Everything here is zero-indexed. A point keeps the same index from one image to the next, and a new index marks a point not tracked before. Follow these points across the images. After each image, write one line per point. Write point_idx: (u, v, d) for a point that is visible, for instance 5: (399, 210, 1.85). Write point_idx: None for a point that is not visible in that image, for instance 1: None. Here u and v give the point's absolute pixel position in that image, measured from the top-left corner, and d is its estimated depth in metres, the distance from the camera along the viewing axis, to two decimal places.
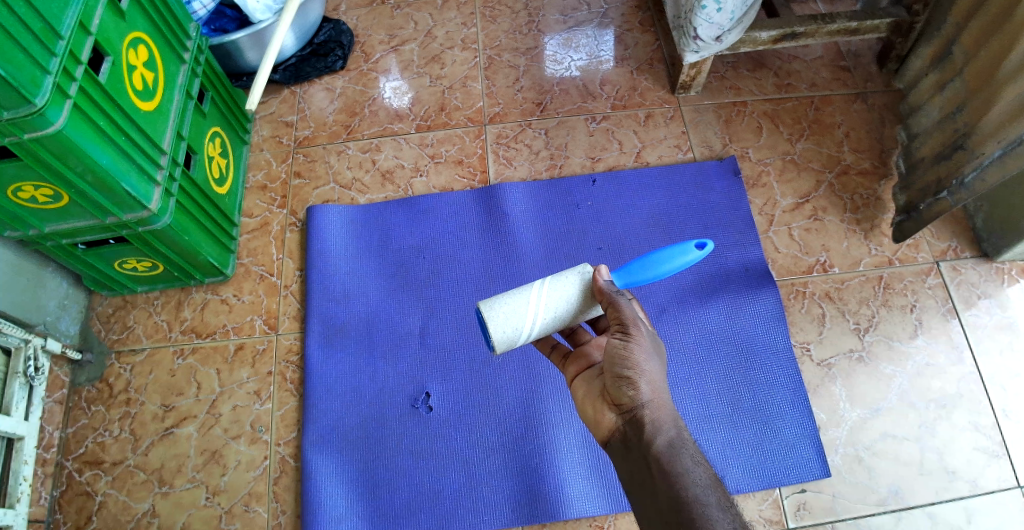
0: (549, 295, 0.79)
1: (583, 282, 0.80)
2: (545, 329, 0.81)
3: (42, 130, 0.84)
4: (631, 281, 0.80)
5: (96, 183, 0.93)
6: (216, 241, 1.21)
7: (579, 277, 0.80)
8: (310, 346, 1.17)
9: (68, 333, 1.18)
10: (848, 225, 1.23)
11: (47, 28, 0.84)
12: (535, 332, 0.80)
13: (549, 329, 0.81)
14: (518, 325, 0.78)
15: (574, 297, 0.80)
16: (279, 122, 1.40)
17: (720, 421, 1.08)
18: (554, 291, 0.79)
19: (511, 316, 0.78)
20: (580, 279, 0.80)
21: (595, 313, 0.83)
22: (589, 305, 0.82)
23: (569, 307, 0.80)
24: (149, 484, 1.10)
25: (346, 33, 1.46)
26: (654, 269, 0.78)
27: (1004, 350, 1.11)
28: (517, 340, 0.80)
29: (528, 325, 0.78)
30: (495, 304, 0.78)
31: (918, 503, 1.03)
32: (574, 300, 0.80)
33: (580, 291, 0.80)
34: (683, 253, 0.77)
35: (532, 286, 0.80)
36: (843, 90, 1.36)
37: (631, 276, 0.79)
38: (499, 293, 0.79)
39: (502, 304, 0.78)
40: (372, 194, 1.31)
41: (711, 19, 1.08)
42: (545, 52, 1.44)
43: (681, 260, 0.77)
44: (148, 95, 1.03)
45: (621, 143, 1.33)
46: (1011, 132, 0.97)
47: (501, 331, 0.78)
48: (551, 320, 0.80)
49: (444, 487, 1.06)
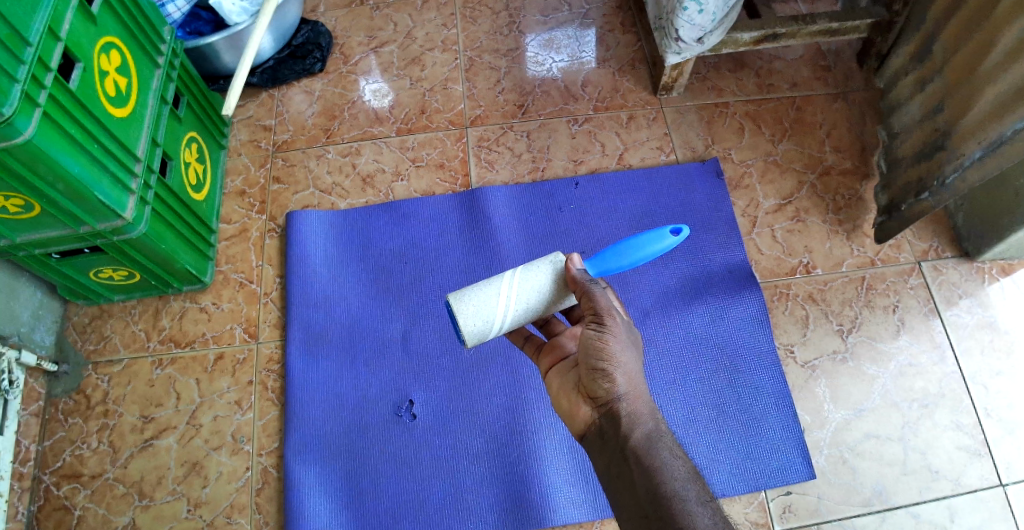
0: (522, 286, 0.78)
1: (555, 271, 0.80)
2: (517, 320, 0.80)
3: (10, 140, 0.81)
4: (605, 269, 0.79)
5: (68, 192, 0.91)
6: (193, 248, 1.18)
7: (551, 267, 0.80)
8: (292, 355, 1.15)
9: (43, 344, 1.16)
10: (830, 225, 1.23)
11: (13, 35, 0.81)
12: (508, 323, 0.80)
13: (522, 321, 0.81)
14: (489, 318, 0.77)
15: (546, 288, 0.79)
16: (257, 126, 1.38)
17: (704, 425, 1.07)
18: (527, 283, 0.79)
19: (481, 309, 0.77)
20: (552, 269, 0.79)
21: (570, 303, 0.83)
22: (561, 294, 0.81)
23: (542, 298, 0.79)
24: (128, 497, 1.08)
25: (324, 35, 1.45)
26: (629, 257, 0.78)
27: (985, 349, 1.12)
28: (489, 332, 0.79)
29: (499, 317, 0.78)
30: (464, 297, 0.78)
31: (902, 503, 1.03)
32: (544, 290, 0.79)
33: (553, 281, 0.79)
34: (660, 239, 0.76)
35: (503, 278, 0.79)
36: (824, 89, 1.36)
37: (611, 264, 0.78)
38: (469, 286, 0.79)
39: (472, 297, 0.77)
40: (352, 198, 1.29)
41: (693, 21, 1.08)
42: (527, 54, 1.43)
43: (657, 246, 0.77)
44: (122, 100, 1.00)
45: (604, 145, 1.32)
46: (992, 131, 0.97)
47: (472, 325, 0.77)
48: (523, 311, 0.79)
49: (429, 496, 1.05)
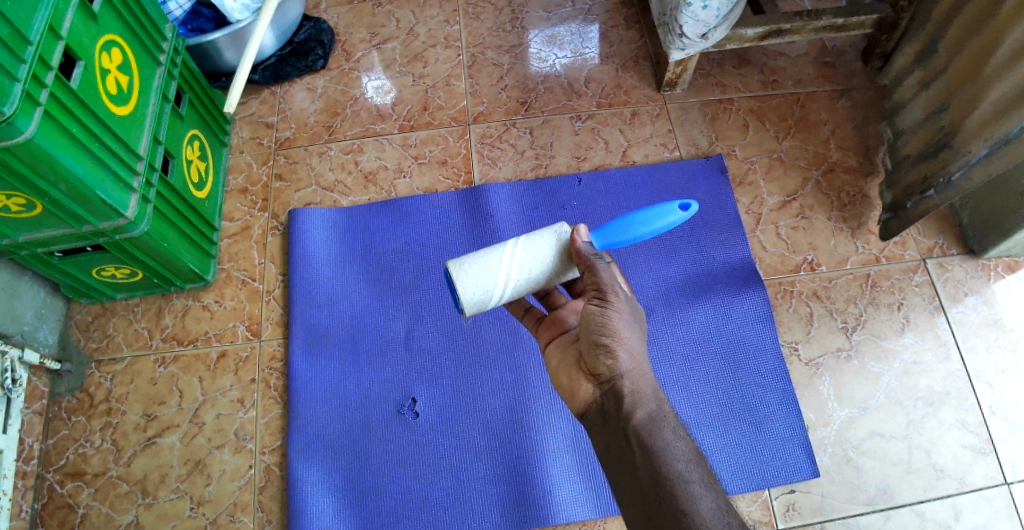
0: (523, 258, 0.78)
1: (559, 243, 0.79)
2: (518, 291, 0.80)
3: (11, 139, 0.81)
4: (611, 243, 0.79)
5: (69, 191, 0.90)
6: (196, 246, 1.18)
7: (555, 237, 0.79)
8: (294, 353, 1.15)
9: (46, 342, 1.16)
10: (835, 222, 1.23)
11: (14, 34, 0.81)
12: (509, 293, 0.79)
13: (523, 292, 0.81)
14: (490, 286, 0.77)
15: (548, 260, 0.79)
16: (258, 123, 1.37)
17: (707, 424, 1.07)
18: (528, 255, 0.79)
19: (481, 277, 0.77)
20: (555, 241, 0.79)
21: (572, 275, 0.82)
22: (563, 268, 0.81)
23: (544, 268, 0.79)
24: (132, 495, 1.09)
25: (326, 32, 1.44)
26: (631, 231, 0.77)
27: (991, 346, 1.12)
28: (489, 301, 0.79)
29: (500, 286, 0.78)
30: (465, 264, 0.78)
31: (906, 501, 1.03)
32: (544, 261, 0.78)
33: (556, 251, 0.79)
34: (665, 214, 0.75)
35: (505, 246, 0.79)
36: (828, 86, 1.35)
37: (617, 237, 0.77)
38: (471, 252, 0.79)
39: (473, 264, 0.78)
40: (354, 195, 1.29)
41: (697, 16, 1.07)
42: (530, 50, 1.42)
43: (663, 221, 0.76)
44: (123, 99, 1.00)
45: (607, 141, 1.31)
46: (997, 130, 0.96)
47: (472, 292, 0.77)
48: (525, 282, 0.79)
49: (431, 494, 1.05)
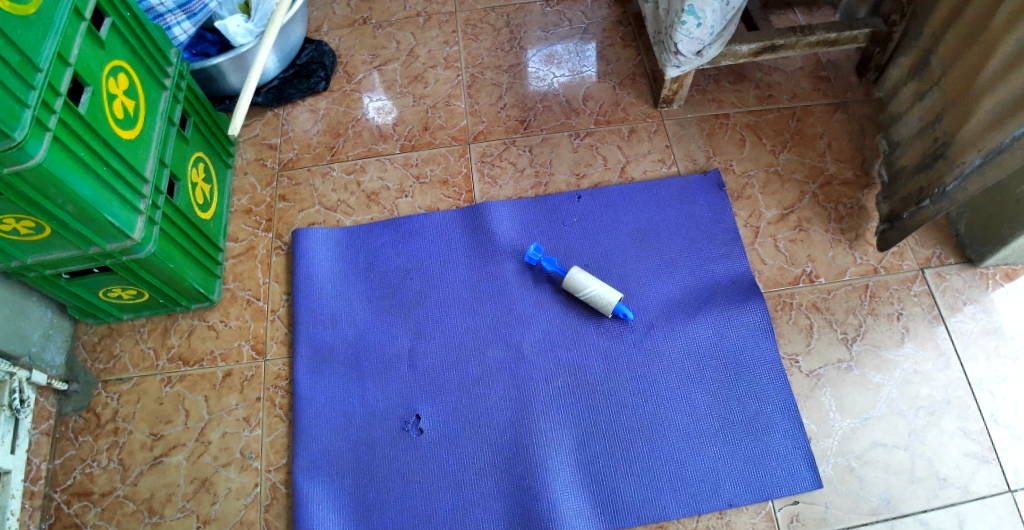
0: (598, 286, 1.13)
1: (576, 280, 1.14)
2: (594, 295, 1.13)
3: (21, 164, 0.83)
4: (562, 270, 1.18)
5: (77, 213, 0.92)
6: (201, 267, 1.20)
7: (578, 278, 1.14)
8: (298, 371, 1.16)
9: (54, 363, 1.17)
10: (833, 235, 1.24)
11: (24, 61, 0.84)
12: (595, 294, 1.13)
13: (595, 296, 1.13)
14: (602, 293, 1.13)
15: (582, 283, 1.14)
16: (262, 145, 1.40)
17: (709, 436, 1.07)
18: (599, 286, 1.13)
19: (605, 290, 1.13)
20: (580, 277, 1.14)
21: (575, 285, 1.14)
22: (582, 286, 1.14)
23: (586, 286, 1.14)
24: (138, 514, 1.09)
25: (328, 54, 1.48)
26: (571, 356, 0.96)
27: (991, 355, 1.12)
28: (602, 300, 1.13)
29: (597, 289, 1.13)
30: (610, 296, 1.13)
31: (910, 511, 1.03)
32: (610, 303, 1.12)
33: (580, 283, 1.14)
34: None
35: (599, 283, 1.14)
36: (824, 100, 1.37)
37: (621, 313, 1.14)
38: (608, 294, 1.13)
39: (607, 294, 1.13)
40: (358, 215, 1.31)
41: (692, 34, 1.09)
42: (528, 70, 1.45)
43: None
44: (130, 123, 1.02)
45: (605, 158, 1.33)
46: (990, 140, 0.98)
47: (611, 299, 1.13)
48: (593, 294, 1.13)
49: (436, 510, 1.05)
